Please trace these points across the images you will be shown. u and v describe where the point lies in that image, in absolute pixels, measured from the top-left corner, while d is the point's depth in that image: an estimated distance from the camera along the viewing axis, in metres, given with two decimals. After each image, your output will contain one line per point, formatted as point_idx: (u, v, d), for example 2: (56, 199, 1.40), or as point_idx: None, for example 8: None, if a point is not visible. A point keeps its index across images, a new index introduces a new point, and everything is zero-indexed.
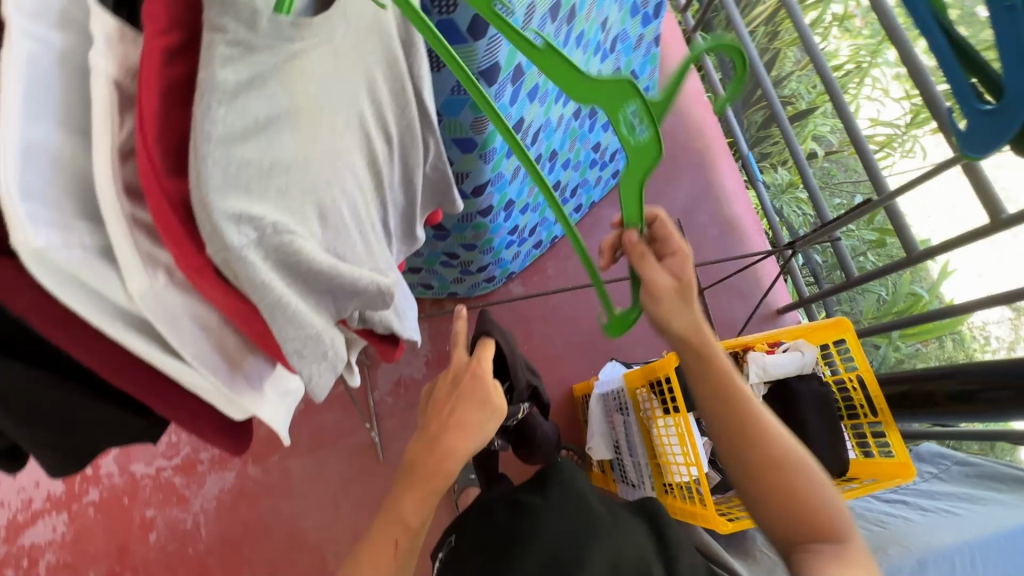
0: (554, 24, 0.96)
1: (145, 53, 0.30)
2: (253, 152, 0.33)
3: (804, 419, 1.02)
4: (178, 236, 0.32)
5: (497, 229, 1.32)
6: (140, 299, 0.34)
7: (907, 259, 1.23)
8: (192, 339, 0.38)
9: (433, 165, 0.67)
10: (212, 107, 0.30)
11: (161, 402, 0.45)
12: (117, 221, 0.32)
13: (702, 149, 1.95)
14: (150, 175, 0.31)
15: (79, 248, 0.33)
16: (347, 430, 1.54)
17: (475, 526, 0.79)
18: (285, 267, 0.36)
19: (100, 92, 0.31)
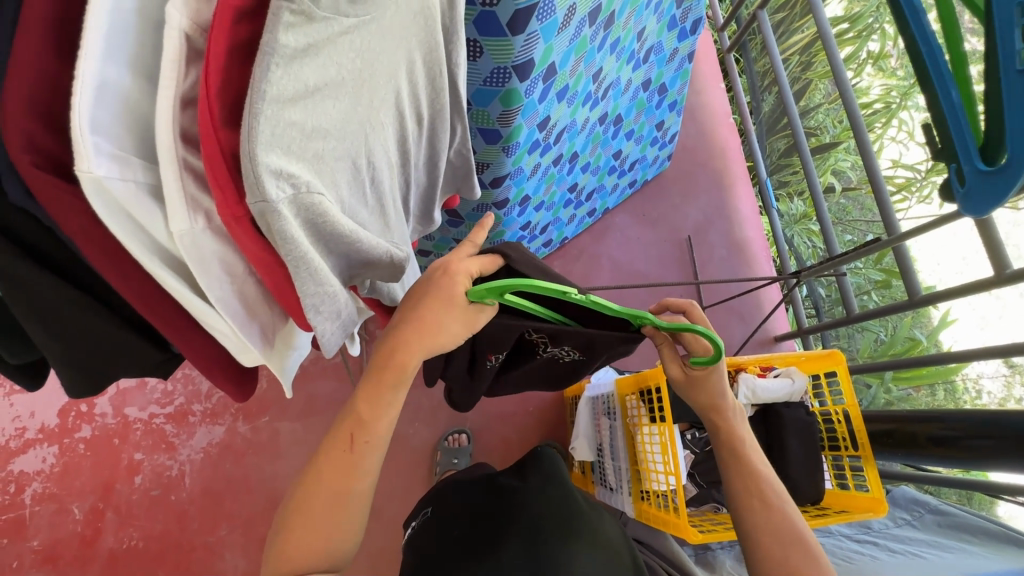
0: (591, 28, 0.98)
1: (218, 13, 0.31)
2: (299, 115, 0.34)
3: (784, 444, 1.04)
4: (223, 183, 0.34)
5: (509, 222, 1.34)
6: (181, 241, 0.36)
7: (909, 303, 1.25)
8: (220, 281, 0.41)
9: (457, 150, 0.70)
10: (271, 68, 0.30)
11: (181, 340, 0.47)
12: (171, 164, 0.34)
13: (720, 170, 1.97)
14: (208, 125, 0.32)
15: (132, 183, 0.35)
16: (338, 400, 1.57)
17: (452, 501, 0.81)
18: (312, 226, 0.38)
19: (172, 43, 0.32)
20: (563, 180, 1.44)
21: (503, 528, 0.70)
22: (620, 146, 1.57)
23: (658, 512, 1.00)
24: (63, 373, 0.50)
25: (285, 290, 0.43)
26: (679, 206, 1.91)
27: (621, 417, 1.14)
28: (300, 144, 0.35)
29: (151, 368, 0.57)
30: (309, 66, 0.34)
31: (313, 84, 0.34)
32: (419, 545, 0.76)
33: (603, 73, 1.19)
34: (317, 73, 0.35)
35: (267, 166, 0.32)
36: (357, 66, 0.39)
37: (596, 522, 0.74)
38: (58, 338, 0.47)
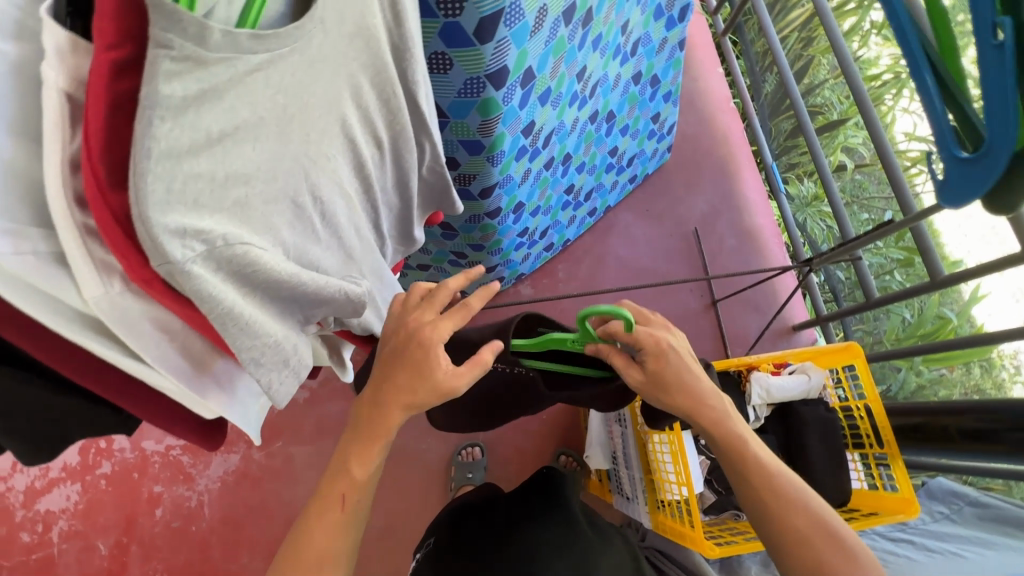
0: (568, 27, 0.95)
1: (91, 69, 0.30)
2: (204, 166, 0.33)
3: (805, 443, 0.99)
4: (122, 246, 0.34)
5: (506, 231, 1.32)
6: (94, 305, 0.36)
7: (931, 284, 1.18)
8: (153, 341, 0.40)
9: (430, 166, 0.67)
10: (154, 124, 0.29)
11: (128, 400, 0.46)
12: (70, 232, 0.34)
13: (725, 157, 1.91)
14: (93, 187, 0.32)
15: (32, 254, 0.34)
16: (350, 420, 1.56)
17: (454, 528, 0.79)
18: (238, 278, 0.37)
19: (49, 106, 0.31)
20: (558, 183, 1.41)
21: (505, 558, 0.67)
22: (616, 143, 1.53)
23: (673, 523, 0.97)
24: (18, 446, 0.49)
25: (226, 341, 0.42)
26: (683, 198, 1.86)
27: (630, 425, 1.09)
28: (211, 195, 0.34)
29: (118, 429, 0.55)
30: (209, 113, 0.32)
31: (216, 130, 0.33)
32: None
33: (589, 71, 1.16)
34: (221, 119, 0.33)
35: (165, 225, 0.31)
36: (280, 102, 0.37)
37: (597, 545, 0.71)
38: (0, 410, 0.46)
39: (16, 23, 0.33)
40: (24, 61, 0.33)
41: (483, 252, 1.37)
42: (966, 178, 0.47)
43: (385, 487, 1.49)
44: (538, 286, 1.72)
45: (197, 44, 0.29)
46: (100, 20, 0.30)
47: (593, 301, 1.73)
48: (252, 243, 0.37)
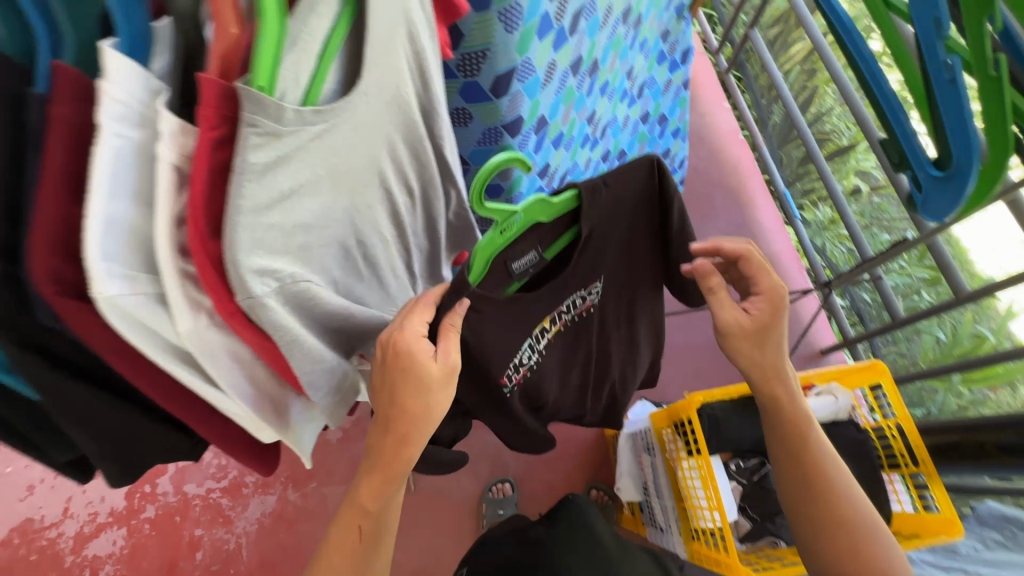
0: (576, 77, 1.03)
1: (199, 146, 0.36)
2: (278, 218, 0.41)
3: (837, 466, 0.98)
4: (215, 286, 0.40)
5: None
6: (189, 339, 0.42)
7: (955, 300, 1.18)
8: (228, 369, 0.46)
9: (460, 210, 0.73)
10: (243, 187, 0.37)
11: (202, 423, 0.53)
12: (173, 278, 0.40)
13: (737, 187, 1.95)
14: (195, 240, 0.38)
15: (142, 295, 0.41)
16: None
17: (487, 557, 0.81)
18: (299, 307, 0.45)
19: (163, 176, 0.38)
20: None
21: None
22: (629, 179, 1.60)
23: (707, 552, 0.96)
24: (104, 467, 0.55)
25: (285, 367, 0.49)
26: (699, 229, 1.89)
27: (659, 452, 1.10)
28: (282, 241, 0.42)
29: (183, 452, 0.61)
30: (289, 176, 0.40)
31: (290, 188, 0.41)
32: None
33: (598, 115, 1.24)
34: (295, 179, 0.41)
35: (247, 265, 0.39)
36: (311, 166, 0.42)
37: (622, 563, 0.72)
38: (99, 438, 0.52)
39: (141, 114, 0.37)
40: (144, 143, 0.38)
41: None
42: (937, 192, 0.66)
43: (418, 525, 1.50)
44: None
45: (278, 122, 0.36)
46: (206, 108, 0.35)
47: None
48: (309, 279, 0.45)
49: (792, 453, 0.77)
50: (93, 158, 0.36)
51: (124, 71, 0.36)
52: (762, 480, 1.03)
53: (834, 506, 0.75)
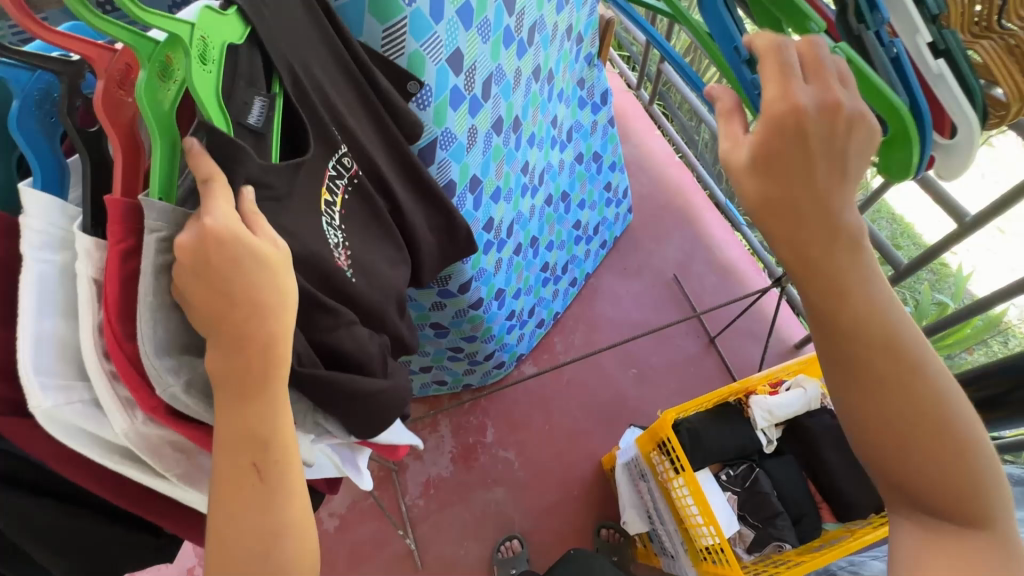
0: (500, 135, 1.11)
1: (109, 257, 0.44)
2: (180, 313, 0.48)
3: (821, 455, 1.00)
4: (136, 382, 0.46)
5: (493, 317, 1.40)
6: (126, 436, 0.46)
7: (897, 274, 1.27)
8: (174, 458, 0.50)
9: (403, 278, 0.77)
10: (147, 286, 0.45)
11: (155, 514, 0.55)
12: (103, 377, 0.45)
13: (684, 205, 2.05)
14: (112, 340, 0.45)
15: (78, 401, 0.45)
16: (383, 542, 1.52)
17: None
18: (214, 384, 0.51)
19: (87, 289, 0.43)
20: (531, 264, 1.51)
21: None
22: (577, 217, 1.67)
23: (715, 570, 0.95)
24: None
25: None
26: (655, 250, 1.96)
27: (651, 476, 1.10)
28: (185, 334, 0.49)
29: (154, 558, 0.61)
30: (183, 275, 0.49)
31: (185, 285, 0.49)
32: None
33: (532, 165, 1.32)
34: None
35: (159, 358, 0.46)
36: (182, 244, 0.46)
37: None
38: (44, 550, 0.51)
39: (64, 240, 0.43)
40: (68, 264, 0.44)
41: (478, 341, 1.45)
42: None
43: None
44: (540, 362, 1.77)
45: (174, 224, 0.46)
46: (114, 225, 0.44)
47: (596, 364, 1.77)
48: None
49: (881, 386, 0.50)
50: (21, 283, 0.41)
51: (44, 205, 0.42)
52: (755, 484, 1.01)
53: (953, 497, 0.50)
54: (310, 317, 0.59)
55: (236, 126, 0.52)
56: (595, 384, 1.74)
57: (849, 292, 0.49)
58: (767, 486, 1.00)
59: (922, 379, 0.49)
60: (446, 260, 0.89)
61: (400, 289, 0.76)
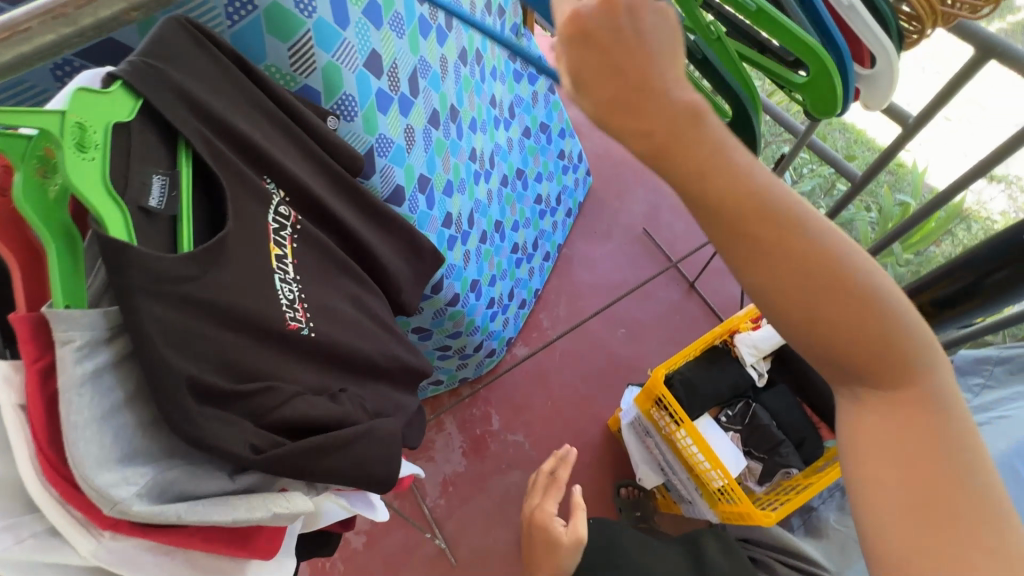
0: (440, 128, 1.08)
1: (25, 380, 0.42)
2: (119, 423, 0.46)
3: (811, 377, 1.02)
4: (88, 505, 0.44)
5: (473, 310, 1.40)
6: (94, 557, 0.45)
7: (854, 186, 1.28)
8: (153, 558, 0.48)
9: (373, 300, 0.75)
10: (70, 405, 0.42)
11: None
12: (50, 504, 0.43)
13: (639, 157, 2.04)
14: (50, 469, 0.43)
15: (30, 536, 0.44)
16: (414, 548, 1.54)
17: None
18: (180, 488, 0.48)
19: (12, 420, 0.41)
20: (500, 249, 1.50)
21: None
22: (536, 192, 1.65)
23: (729, 509, 0.99)
24: None
25: (213, 536, 0.51)
26: (620, 207, 1.96)
27: (655, 432, 1.11)
28: (132, 443, 0.46)
29: None
30: (118, 382, 0.46)
31: (122, 392, 0.46)
32: None
33: (479, 152, 1.30)
34: (119, 381, 0.46)
35: (101, 476, 0.42)
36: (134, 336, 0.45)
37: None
38: None
39: None
40: None
41: (464, 336, 1.45)
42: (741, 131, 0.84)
43: None
44: (530, 342, 1.78)
45: (86, 332, 0.43)
46: (24, 350, 0.42)
47: (584, 331, 1.78)
48: (180, 472, 0.48)
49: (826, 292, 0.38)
50: None
51: None
52: (755, 419, 1.04)
53: (885, 364, 0.40)
54: (256, 401, 0.52)
55: (137, 213, 0.48)
56: (588, 352, 1.76)
57: (706, 168, 0.37)
58: (766, 418, 1.03)
59: (807, 239, 0.37)
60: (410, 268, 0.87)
61: (371, 311, 0.74)
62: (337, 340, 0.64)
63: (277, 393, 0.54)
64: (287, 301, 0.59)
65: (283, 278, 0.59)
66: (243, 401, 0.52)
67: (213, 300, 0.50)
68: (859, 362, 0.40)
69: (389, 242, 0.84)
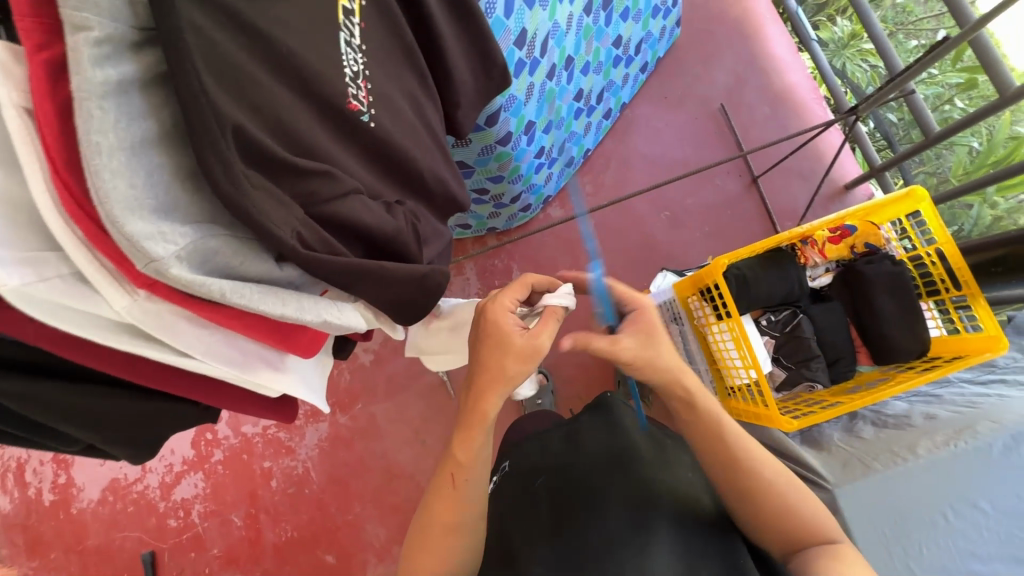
0: None
1: (29, 74, 0.27)
2: (158, 161, 0.30)
3: (872, 300, 0.95)
4: (120, 257, 0.31)
5: (521, 155, 1.24)
6: (129, 315, 0.32)
7: (999, 103, 1.06)
8: (198, 335, 0.37)
9: (427, 108, 0.61)
10: (94, 115, 0.27)
11: (237, 404, 0.46)
12: (74, 245, 0.30)
13: (742, 15, 1.73)
14: (67, 192, 0.29)
15: (58, 278, 0.31)
16: (417, 371, 1.55)
17: (532, 450, 0.86)
18: (225, 262, 0.34)
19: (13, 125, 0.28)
20: (566, 91, 1.30)
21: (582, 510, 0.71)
22: (619, 31, 1.39)
23: (745, 406, 0.98)
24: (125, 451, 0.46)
25: (258, 325, 0.39)
26: (702, 75, 1.70)
27: (688, 321, 1.10)
28: (154, 203, 0.30)
29: (204, 417, 0.50)
30: (150, 109, 0.30)
31: (155, 124, 0.30)
32: (518, 494, 0.80)
33: None
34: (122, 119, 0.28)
35: (135, 222, 0.28)
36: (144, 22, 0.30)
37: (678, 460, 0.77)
38: (89, 426, 0.41)
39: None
40: None
41: (504, 183, 1.31)
42: None
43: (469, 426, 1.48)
44: (567, 205, 1.63)
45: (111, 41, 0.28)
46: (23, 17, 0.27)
47: (627, 210, 1.62)
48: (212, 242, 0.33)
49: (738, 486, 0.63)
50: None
51: None
52: (796, 329, 0.98)
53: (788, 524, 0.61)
54: (311, 185, 0.38)
55: None
56: (627, 227, 1.61)
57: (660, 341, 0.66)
58: (808, 330, 0.97)
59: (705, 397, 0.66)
60: (469, 83, 0.72)
61: (426, 119, 0.60)
62: (397, 141, 0.51)
63: (336, 181, 0.40)
64: (349, 71, 0.44)
65: (346, 44, 0.44)
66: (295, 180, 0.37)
67: (262, 33, 0.35)
68: (767, 501, 0.61)
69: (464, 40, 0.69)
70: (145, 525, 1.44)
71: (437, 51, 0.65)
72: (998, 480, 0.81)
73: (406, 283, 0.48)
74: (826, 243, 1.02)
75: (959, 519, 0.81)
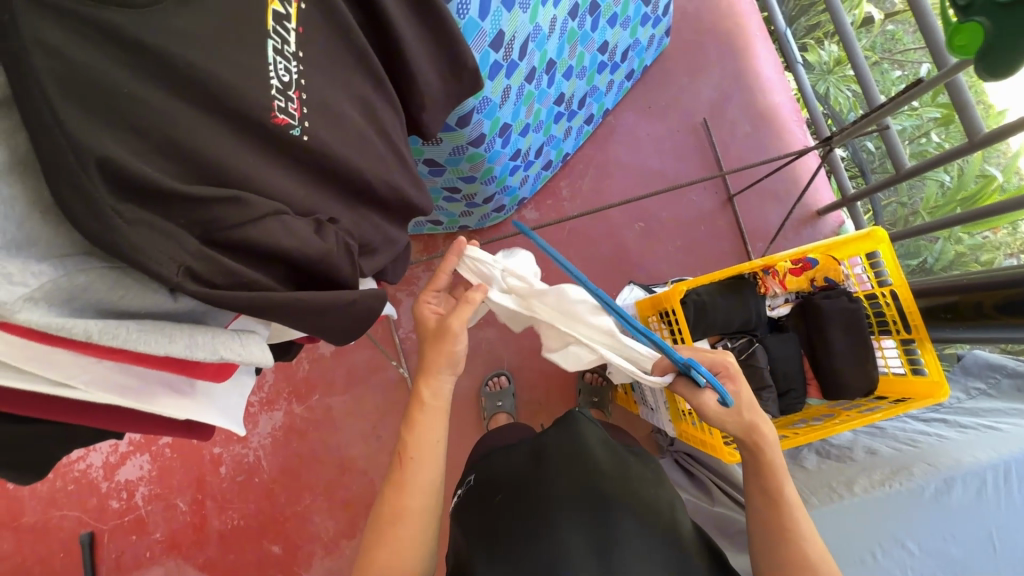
0: None
1: None
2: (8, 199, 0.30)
3: (827, 335, 0.96)
4: None
5: (496, 157, 1.20)
6: None
7: (970, 146, 1.06)
8: (78, 364, 0.35)
9: (387, 114, 0.58)
10: None
11: (140, 427, 0.44)
12: None
13: (732, 30, 1.72)
14: None
15: None
16: (378, 366, 1.52)
17: (495, 463, 0.83)
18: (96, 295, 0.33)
19: None
20: (546, 95, 1.27)
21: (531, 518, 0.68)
22: (606, 37, 1.36)
23: (693, 431, 0.96)
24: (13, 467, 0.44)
25: (148, 356, 0.37)
26: (688, 87, 1.68)
27: None
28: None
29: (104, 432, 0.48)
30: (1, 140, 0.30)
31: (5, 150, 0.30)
32: (471, 511, 0.76)
33: None
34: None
35: None
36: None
37: (644, 487, 0.75)
38: None
39: None
40: None
41: (477, 183, 1.28)
42: None
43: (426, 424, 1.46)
44: (543, 208, 1.61)
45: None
46: None
47: (602, 217, 1.60)
48: (72, 274, 0.32)
49: (774, 538, 0.61)
50: None
51: None
52: (750, 358, 0.97)
53: None
54: (210, 213, 0.36)
55: None
56: (600, 234, 1.59)
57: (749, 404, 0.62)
58: (761, 360, 0.96)
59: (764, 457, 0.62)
60: (438, 87, 0.68)
61: (382, 127, 0.57)
62: (335, 151, 0.48)
63: (246, 207, 0.38)
64: (276, 83, 0.43)
65: (275, 53, 0.43)
66: (187, 210, 0.35)
67: (149, 49, 0.35)
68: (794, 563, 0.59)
69: (429, 45, 0.65)
70: (85, 505, 1.39)
71: (398, 55, 0.61)
72: (924, 521, 0.83)
73: (334, 310, 0.46)
74: (787, 275, 1.04)
75: (885, 557, 0.83)
